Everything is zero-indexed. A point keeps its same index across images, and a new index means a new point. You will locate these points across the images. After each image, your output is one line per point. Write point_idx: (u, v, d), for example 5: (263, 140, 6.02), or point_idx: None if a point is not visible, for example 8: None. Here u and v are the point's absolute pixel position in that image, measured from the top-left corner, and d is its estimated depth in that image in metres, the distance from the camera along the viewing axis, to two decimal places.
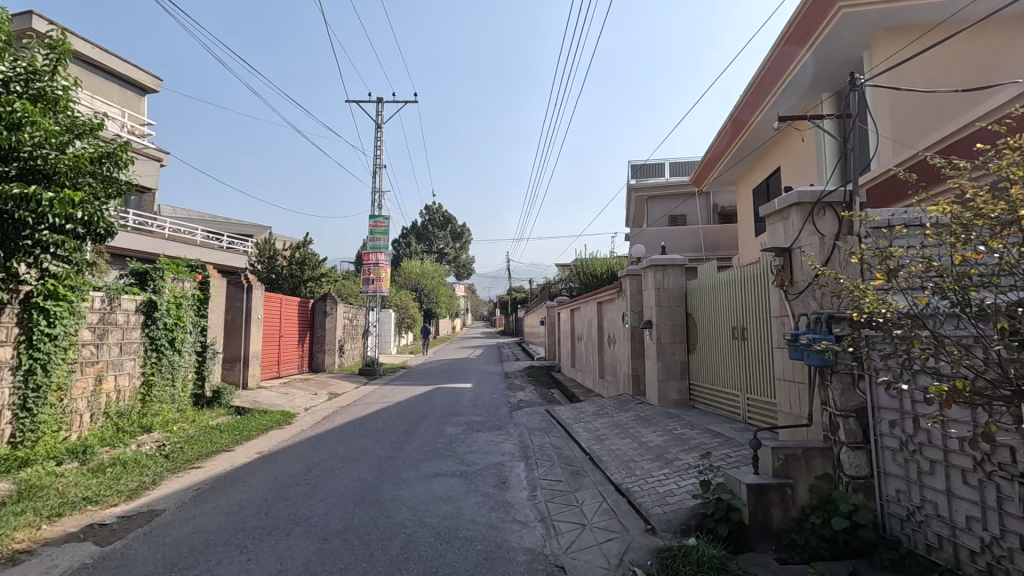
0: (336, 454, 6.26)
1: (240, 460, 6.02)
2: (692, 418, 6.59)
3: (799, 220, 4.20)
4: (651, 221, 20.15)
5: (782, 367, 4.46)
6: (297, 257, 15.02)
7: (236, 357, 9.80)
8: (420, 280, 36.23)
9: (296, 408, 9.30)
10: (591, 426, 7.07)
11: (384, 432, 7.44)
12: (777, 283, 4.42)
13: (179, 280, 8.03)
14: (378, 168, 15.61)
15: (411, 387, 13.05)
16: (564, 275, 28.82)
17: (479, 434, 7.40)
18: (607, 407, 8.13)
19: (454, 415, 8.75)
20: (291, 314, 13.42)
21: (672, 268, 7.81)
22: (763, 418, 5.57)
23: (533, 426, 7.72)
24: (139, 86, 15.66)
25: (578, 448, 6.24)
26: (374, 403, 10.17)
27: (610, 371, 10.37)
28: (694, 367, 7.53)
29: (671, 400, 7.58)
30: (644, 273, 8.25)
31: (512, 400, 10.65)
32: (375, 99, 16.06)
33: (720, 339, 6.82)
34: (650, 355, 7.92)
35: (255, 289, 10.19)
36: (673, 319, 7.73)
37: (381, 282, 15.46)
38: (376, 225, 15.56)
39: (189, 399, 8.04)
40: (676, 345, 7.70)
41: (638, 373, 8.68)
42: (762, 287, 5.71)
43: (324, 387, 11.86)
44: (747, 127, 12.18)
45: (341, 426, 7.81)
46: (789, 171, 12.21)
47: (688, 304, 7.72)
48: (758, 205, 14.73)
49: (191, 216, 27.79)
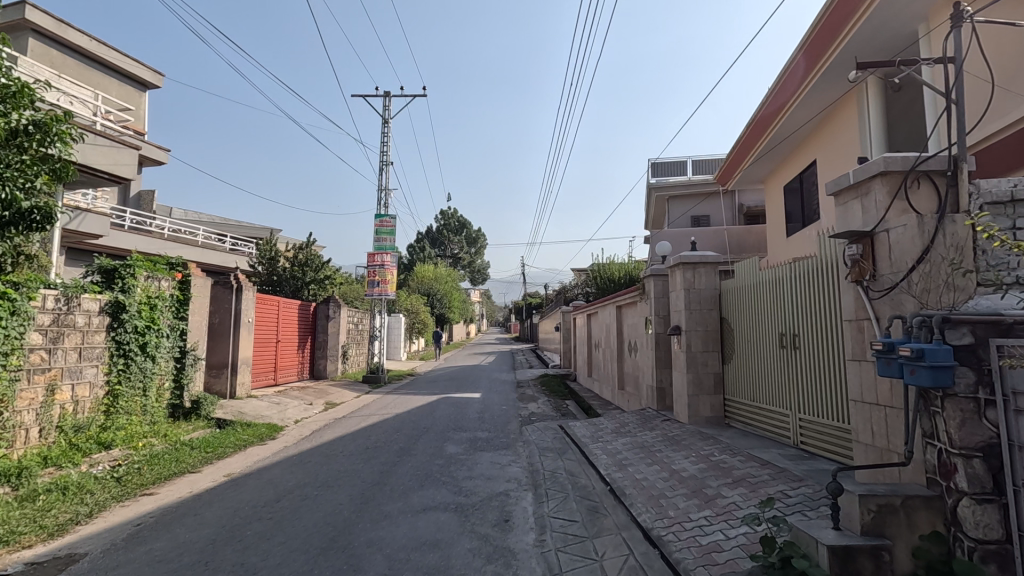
0: (315, 478, 5.40)
1: (203, 485, 5.19)
2: (730, 440, 5.61)
3: (885, 195, 3.24)
4: (673, 222, 19.11)
5: (856, 384, 3.49)
6: (300, 258, 14.32)
7: (224, 363, 9.04)
8: (434, 285, 35.25)
9: (286, 420, 8.50)
10: (611, 447, 6.12)
11: (375, 451, 6.57)
12: (851, 277, 3.47)
13: (154, 278, 7.28)
14: (384, 165, 14.82)
15: (416, 396, 12.18)
16: (580, 280, 27.74)
17: (483, 454, 6.48)
18: (629, 424, 7.16)
19: (457, 430, 7.84)
20: (290, 317, 12.66)
21: (704, 267, 6.86)
22: (829, 446, 4.54)
23: (544, 446, 6.79)
24: (139, 80, 15.06)
25: (597, 475, 5.30)
26: (372, 415, 9.31)
27: (631, 382, 9.40)
28: (730, 379, 6.56)
29: (704, 417, 6.61)
30: (671, 272, 7.29)
31: (523, 412, 9.73)
32: (383, 93, 15.31)
33: (764, 347, 5.83)
34: (678, 366, 6.96)
35: (246, 290, 9.47)
36: (706, 325, 6.77)
37: (387, 285, 14.63)
38: (382, 224, 14.75)
39: (163, 410, 7.27)
40: (708, 355, 6.72)
41: (663, 385, 7.74)
42: (824, 285, 4.71)
43: (322, 396, 11.05)
44: (779, 116, 11.15)
45: (328, 444, 6.95)
46: (825, 163, 11.17)
47: (723, 308, 6.76)
48: (790, 202, 13.68)
49: (202, 218, 27.45)
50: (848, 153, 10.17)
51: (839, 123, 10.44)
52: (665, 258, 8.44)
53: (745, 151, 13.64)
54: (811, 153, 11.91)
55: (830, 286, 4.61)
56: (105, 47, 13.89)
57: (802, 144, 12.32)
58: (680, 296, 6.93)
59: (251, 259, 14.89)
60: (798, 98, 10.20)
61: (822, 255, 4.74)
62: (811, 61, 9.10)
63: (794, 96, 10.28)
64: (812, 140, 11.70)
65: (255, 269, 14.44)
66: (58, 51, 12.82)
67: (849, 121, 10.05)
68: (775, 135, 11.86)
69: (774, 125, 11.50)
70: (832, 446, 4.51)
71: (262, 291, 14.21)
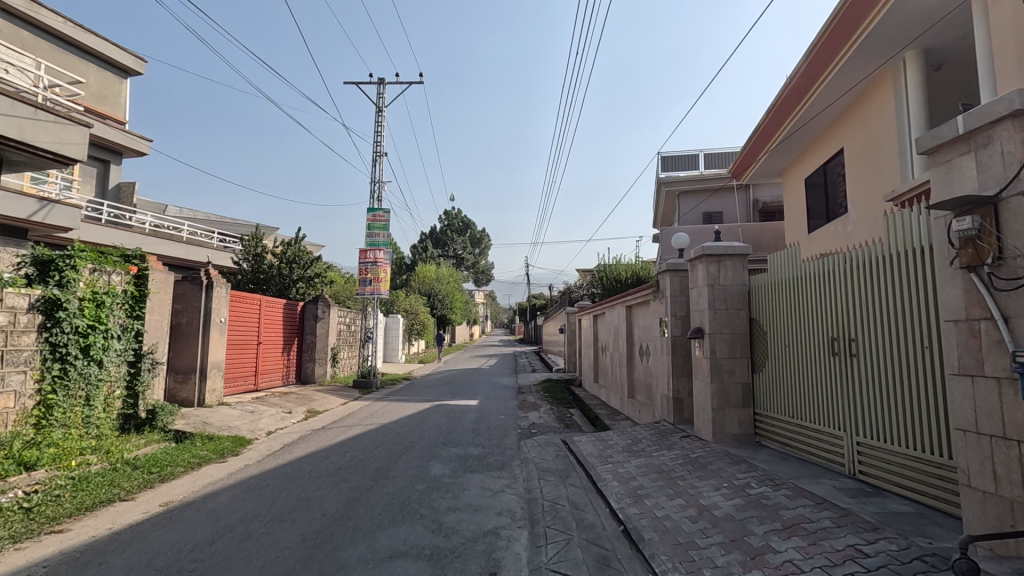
0: (268, 509, 4.49)
1: (130, 518, 4.29)
2: (767, 465, 4.67)
3: (1019, 144, 2.30)
4: (683, 219, 18.16)
5: (967, 409, 2.55)
6: (288, 255, 13.53)
7: (192, 367, 8.19)
8: (434, 286, 34.30)
9: (257, 431, 7.56)
10: (624, 472, 5.18)
11: (348, 472, 5.65)
12: (961, 263, 2.54)
13: (101, 272, 6.43)
14: (378, 155, 13.94)
15: (407, 402, 11.27)
16: (586, 280, 26.73)
17: (473, 477, 5.55)
18: (642, 441, 6.23)
19: (446, 446, 6.91)
20: (274, 317, 11.78)
21: (730, 260, 5.90)
22: (909, 481, 3.56)
23: (545, 467, 5.86)
24: (120, 66, 14.26)
25: (607, 510, 4.36)
26: (355, 425, 8.41)
27: (642, 391, 8.48)
28: (761, 391, 5.62)
29: (731, 434, 5.66)
30: (691, 267, 6.35)
31: (523, 423, 8.79)
32: (376, 80, 14.43)
33: (808, 354, 4.87)
34: (700, 375, 6.02)
35: (218, 287, 8.60)
36: (734, 328, 5.81)
37: (379, 283, 13.71)
38: (375, 219, 13.68)
39: (112, 422, 6.39)
40: (735, 363, 5.77)
41: (681, 396, 6.81)
42: (893, 279, 3.75)
43: (304, 403, 10.15)
44: (803, 100, 10.17)
45: (296, 462, 6.05)
46: (854, 152, 10.22)
47: (754, 307, 5.81)
48: (813, 196, 12.71)
49: (197, 216, 26.80)
50: (883, 139, 9.20)
51: (872, 106, 9.47)
52: (684, 251, 7.50)
53: (763, 140, 12.68)
54: (838, 140, 10.94)
55: (903, 279, 3.64)
56: (81, 29, 13.11)
57: (827, 131, 11.36)
58: (703, 293, 5.98)
59: (237, 256, 14.07)
60: (826, 78, 9.24)
61: (889, 242, 3.79)
62: (843, 34, 8.11)
63: (821, 76, 9.31)
64: (839, 125, 10.75)
65: (240, 266, 13.66)
66: (34, 35, 12.07)
67: (884, 103, 9.09)
68: (798, 121, 10.91)
69: (798, 109, 10.52)
70: (912, 482, 3.54)
71: (247, 289, 13.41)
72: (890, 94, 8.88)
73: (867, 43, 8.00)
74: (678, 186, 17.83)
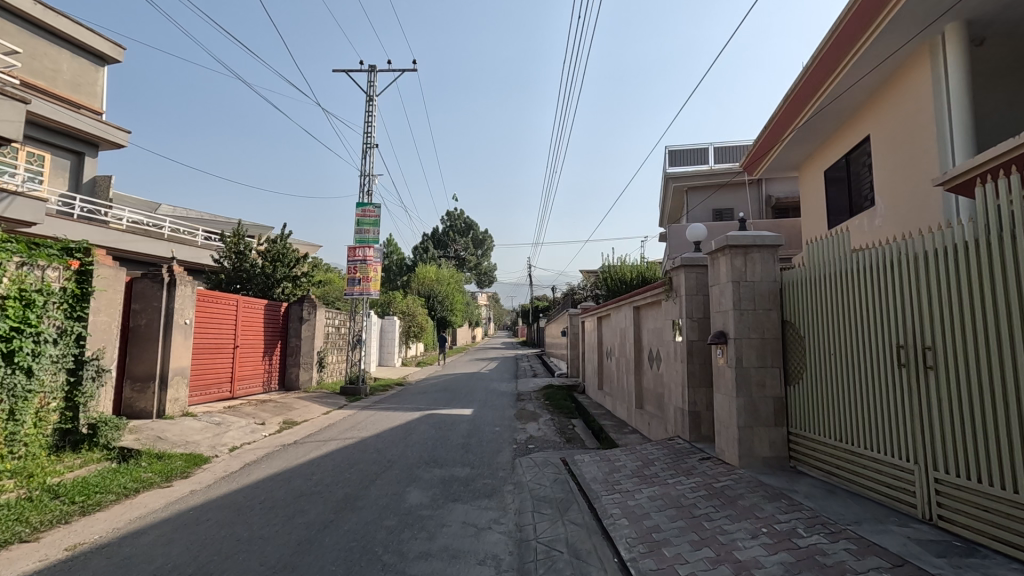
0: (195, 557, 3.61)
1: (20, 569, 3.42)
2: (813, 502, 3.78)
3: None
4: (691, 215, 17.25)
5: None
6: (271, 253, 12.80)
7: (151, 374, 7.36)
8: (434, 286, 33.49)
9: (219, 447, 6.70)
10: (634, 506, 4.30)
11: (307, 502, 4.79)
12: None
13: (34, 268, 5.56)
14: (369, 146, 13.09)
15: (396, 411, 10.43)
16: (590, 281, 25.81)
17: (455, 509, 4.68)
18: (655, 464, 5.35)
19: (429, 466, 6.05)
20: (254, 318, 10.97)
21: (758, 252, 5.02)
22: None
23: (542, 496, 4.99)
24: (96, 53, 13.49)
25: (615, 561, 3.48)
26: (333, 439, 7.57)
27: (652, 402, 7.61)
28: (797, 408, 4.73)
29: (762, 458, 4.78)
30: (712, 260, 5.46)
31: (520, 437, 7.93)
32: (367, 68, 13.60)
33: (858, 363, 3.99)
34: (722, 387, 5.15)
35: (181, 285, 7.78)
36: (763, 332, 4.93)
37: (369, 283, 12.82)
38: (364, 214, 12.89)
39: (44, 440, 5.53)
40: (765, 374, 4.89)
41: (699, 409, 5.95)
42: (1003, 271, 2.86)
43: (282, 413, 9.32)
44: (828, 81, 9.27)
45: (251, 488, 5.19)
46: (884, 138, 9.35)
47: (788, 308, 4.93)
48: (834, 189, 11.84)
49: (190, 214, 26.10)
50: (919, 124, 8.30)
51: (906, 87, 8.57)
52: (701, 244, 6.63)
53: (780, 128, 11.79)
54: (863, 127, 10.06)
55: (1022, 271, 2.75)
56: (54, 13, 12.30)
57: (852, 118, 10.46)
58: (727, 291, 5.10)
59: (218, 253, 13.27)
60: (855, 55, 8.35)
61: (996, 223, 2.91)
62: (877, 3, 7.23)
63: (850, 53, 8.42)
64: (867, 110, 9.85)
65: (221, 264, 12.87)
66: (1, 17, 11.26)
67: (920, 84, 8.19)
68: (821, 106, 10.02)
69: (821, 92, 9.63)
70: None
71: (228, 288, 12.60)
72: (928, 74, 7.97)
73: (903, 14, 7.13)
74: (687, 181, 16.91)
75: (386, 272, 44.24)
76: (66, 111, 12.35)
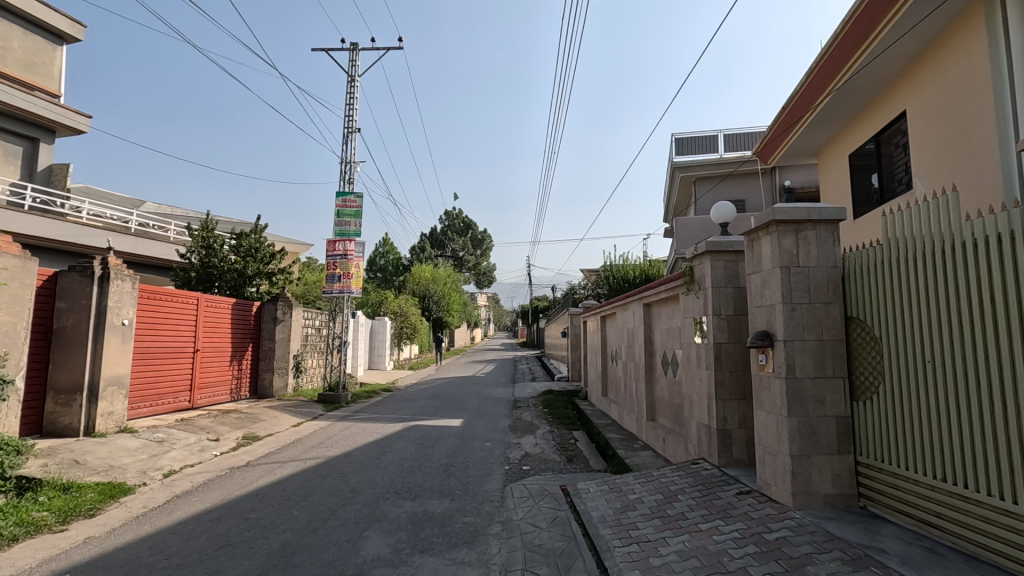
0: None
1: None
2: (920, 573, 2.66)
3: None
4: (699, 208, 16.14)
5: None
6: (243, 247, 11.69)
7: (77, 385, 6.24)
8: (430, 286, 32.35)
9: (150, 473, 5.57)
10: (660, 568, 3.17)
11: (229, 557, 3.64)
12: None
13: None
14: (350, 130, 11.99)
15: (378, 422, 9.32)
16: (590, 280, 24.68)
17: (423, 565, 3.55)
18: (680, 500, 4.24)
19: (398, 499, 4.92)
20: (220, 319, 9.87)
21: (812, 229, 3.91)
22: None
23: (536, 545, 3.86)
24: (54, 30, 12.41)
25: None
26: (295, 458, 6.47)
27: (668, 414, 6.52)
28: (870, 434, 3.62)
29: (823, 495, 3.67)
30: (750, 241, 4.35)
31: (513, 455, 6.82)
32: (349, 46, 12.51)
33: (974, 376, 2.89)
34: (766, 403, 4.04)
35: (116, 280, 6.68)
36: (821, 333, 3.82)
37: (350, 280, 11.75)
38: (345, 204, 11.77)
39: None
40: (825, 387, 3.77)
41: (729, 427, 4.86)
42: None
43: (244, 426, 8.21)
44: (863, 47, 8.22)
45: (166, 533, 4.05)
46: (925, 111, 8.29)
47: (852, 301, 3.82)
48: (861, 174, 10.74)
49: (173, 212, 24.98)
50: (968, 95, 7.26)
51: (952, 52, 7.51)
52: (729, 227, 5.53)
53: (802, 107, 10.72)
54: (900, 102, 8.99)
55: None
56: None
57: (886, 93, 9.38)
58: (772, 280, 3.99)
59: (185, 248, 12.14)
60: (896, 12, 7.25)
61: None
62: None
63: (891, 9, 7.30)
64: (904, 82, 8.78)
65: (187, 260, 11.71)
66: None
67: (971, 46, 7.12)
68: (852, 76, 8.93)
69: (853, 60, 8.59)
70: None
71: (196, 286, 11.49)
72: (982, 32, 6.89)
73: None
74: (695, 171, 15.79)
75: (382, 272, 43.15)
76: (17, 93, 11.26)
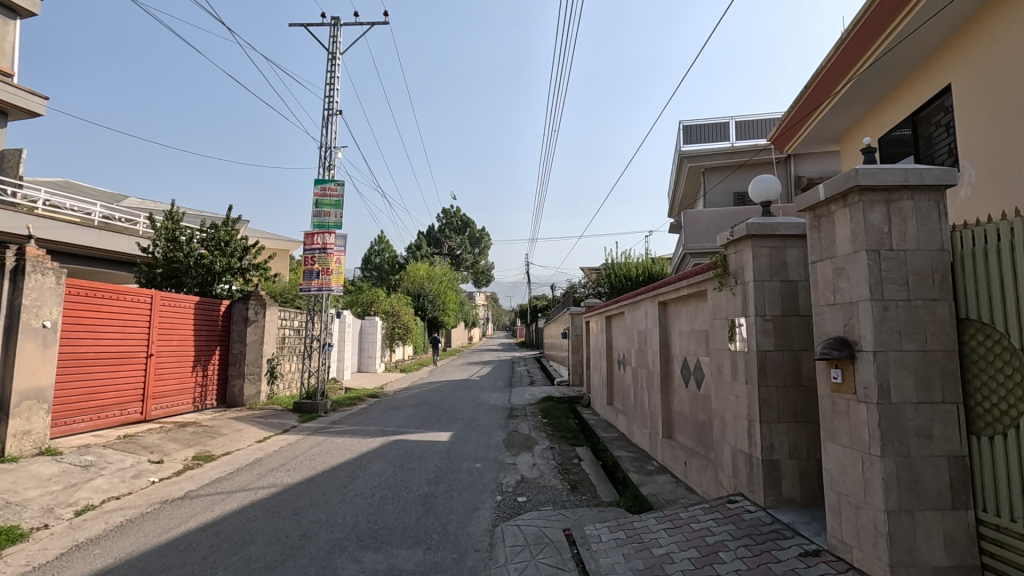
0: None
1: None
2: None
3: None
4: (708, 201, 15.10)
5: None
6: (212, 240, 10.63)
7: None
8: (425, 286, 31.31)
9: (58, 511, 4.51)
10: None
11: None
12: None
13: None
14: (331, 111, 10.93)
15: (355, 436, 8.26)
16: (591, 278, 23.62)
17: None
18: (726, 562, 3.18)
19: (359, 550, 3.86)
20: (181, 319, 8.82)
21: (906, 201, 2.87)
22: None
23: None
24: (8, 3, 11.37)
25: None
26: (246, 487, 5.41)
27: (690, 432, 5.48)
28: (997, 486, 2.55)
29: (932, 568, 2.64)
30: (816, 220, 3.30)
31: (506, 481, 5.76)
32: (330, 21, 11.43)
33: None
34: (844, 434, 3.00)
35: (34, 274, 5.63)
36: (924, 341, 2.78)
37: (329, 277, 10.69)
38: (325, 193, 10.70)
39: None
40: (930, 416, 2.72)
41: (779, 458, 3.83)
42: None
43: (198, 443, 7.15)
44: (900, 17, 7.25)
45: None
46: (970, 84, 7.29)
47: (965, 298, 2.76)
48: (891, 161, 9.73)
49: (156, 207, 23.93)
50: None
51: (1007, 13, 6.51)
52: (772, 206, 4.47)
53: (824, 90, 9.76)
54: (939, 76, 8.00)
55: None
56: None
57: (922, 68, 8.41)
58: (852, 268, 2.96)
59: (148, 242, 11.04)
60: None
61: None
62: None
63: None
64: (946, 54, 7.78)
65: (149, 254, 10.58)
66: None
67: None
68: (886, 50, 7.95)
69: (887, 31, 7.60)
70: None
71: (160, 283, 10.36)
72: None
73: None
74: (705, 161, 14.75)
75: (378, 271, 42.14)
76: None
